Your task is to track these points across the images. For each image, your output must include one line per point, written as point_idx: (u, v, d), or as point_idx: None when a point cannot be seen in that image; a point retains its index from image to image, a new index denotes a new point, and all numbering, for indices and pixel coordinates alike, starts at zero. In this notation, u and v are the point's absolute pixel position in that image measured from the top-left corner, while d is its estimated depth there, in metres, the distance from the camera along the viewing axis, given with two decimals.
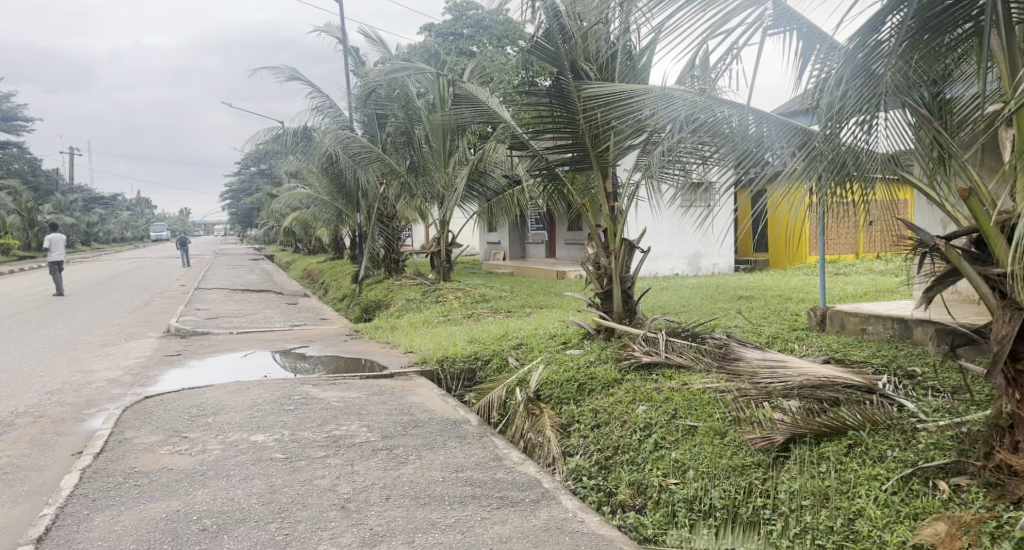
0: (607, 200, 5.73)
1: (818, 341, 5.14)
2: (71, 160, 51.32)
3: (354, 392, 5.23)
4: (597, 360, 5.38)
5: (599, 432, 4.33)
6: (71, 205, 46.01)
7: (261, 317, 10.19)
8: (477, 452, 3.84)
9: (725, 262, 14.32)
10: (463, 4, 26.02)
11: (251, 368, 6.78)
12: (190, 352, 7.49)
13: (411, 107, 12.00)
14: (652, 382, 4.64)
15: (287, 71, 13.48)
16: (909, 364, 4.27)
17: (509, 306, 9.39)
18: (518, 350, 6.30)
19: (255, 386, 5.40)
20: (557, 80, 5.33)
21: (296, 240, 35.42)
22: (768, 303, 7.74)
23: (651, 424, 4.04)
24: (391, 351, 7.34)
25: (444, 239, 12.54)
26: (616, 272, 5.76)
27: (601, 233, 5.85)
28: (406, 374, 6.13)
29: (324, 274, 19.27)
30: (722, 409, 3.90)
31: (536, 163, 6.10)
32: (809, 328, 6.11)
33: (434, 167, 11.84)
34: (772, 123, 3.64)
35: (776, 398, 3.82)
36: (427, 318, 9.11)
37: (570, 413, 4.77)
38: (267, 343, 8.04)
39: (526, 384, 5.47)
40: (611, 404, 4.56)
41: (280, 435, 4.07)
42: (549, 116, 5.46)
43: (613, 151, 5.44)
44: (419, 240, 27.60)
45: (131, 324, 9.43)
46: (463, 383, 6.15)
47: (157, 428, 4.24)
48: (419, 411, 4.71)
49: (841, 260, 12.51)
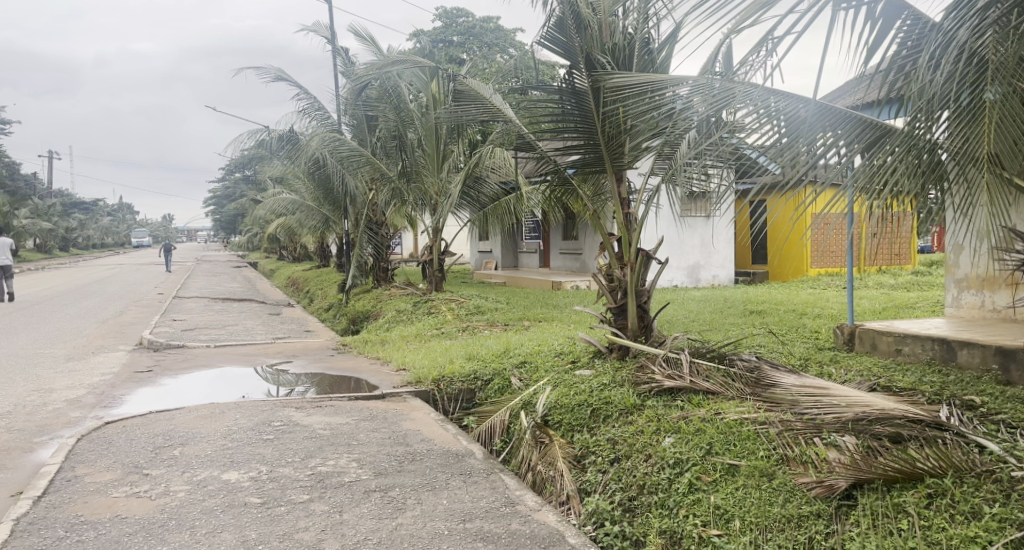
0: (621, 206, 5.26)
1: (856, 363, 4.71)
2: (48, 165, 50.13)
3: (341, 417, 4.68)
4: (610, 382, 4.89)
5: (622, 466, 3.85)
6: (49, 210, 44.65)
7: (241, 329, 9.56)
8: (485, 495, 3.33)
9: (725, 273, 13.96)
10: (453, 12, 25.76)
11: (229, 386, 6.19)
12: (162, 368, 6.87)
13: (404, 109, 11.54)
14: (678, 410, 4.15)
15: (272, 72, 12.93)
16: (966, 393, 3.85)
17: (506, 318, 8.89)
18: (522, 369, 5.78)
19: (230, 410, 4.82)
20: (569, 75, 4.85)
21: (280, 248, 34.64)
22: (783, 319, 7.31)
23: (684, 461, 3.55)
24: (382, 369, 6.77)
25: (436, 247, 11.98)
26: (631, 285, 5.27)
27: (613, 242, 5.38)
28: (399, 395, 5.58)
29: (308, 283, 18.63)
30: (765, 445, 3.43)
31: (544, 166, 5.66)
32: (837, 347, 5.74)
33: (426, 172, 11.39)
34: (830, 118, 3.26)
35: (828, 434, 3.36)
36: (419, 331, 8.56)
37: (585, 443, 4.28)
38: (248, 358, 7.45)
39: (532, 408, 4.97)
40: (633, 434, 4.07)
41: (257, 472, 3.51)
42: (559, 116, 4.96)
43: (631, 152, 5.03)
44: (406, 248, 27.02)
45: (101, 336, 8.77)
46: (462, 405, 5.63)
47: (114, 462, 3.65)
48: (416, 440, 4.18)
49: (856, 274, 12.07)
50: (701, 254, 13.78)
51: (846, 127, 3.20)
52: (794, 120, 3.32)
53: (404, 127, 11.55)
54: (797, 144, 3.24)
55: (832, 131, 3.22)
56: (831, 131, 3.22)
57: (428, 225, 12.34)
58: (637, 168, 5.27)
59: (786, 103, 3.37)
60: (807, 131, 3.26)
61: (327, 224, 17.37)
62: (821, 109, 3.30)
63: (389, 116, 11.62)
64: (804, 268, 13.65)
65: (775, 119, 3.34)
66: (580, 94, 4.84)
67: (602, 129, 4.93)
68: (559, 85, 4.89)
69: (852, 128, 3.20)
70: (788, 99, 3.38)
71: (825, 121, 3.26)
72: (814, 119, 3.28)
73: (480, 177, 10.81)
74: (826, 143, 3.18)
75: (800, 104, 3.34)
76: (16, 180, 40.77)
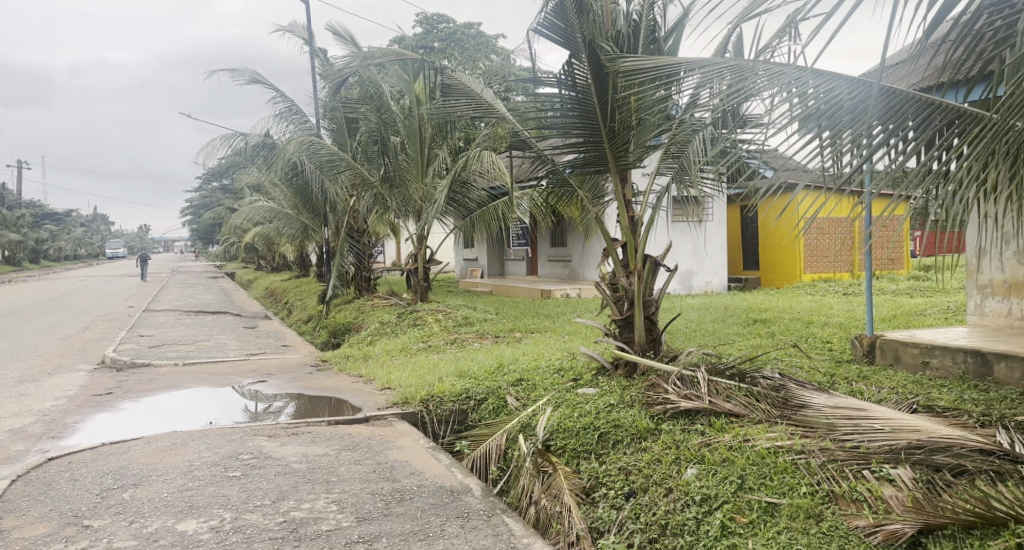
0: (625, 209, 4.83)
1: (887, 381, 4.34)
2: (18, 174, 48.59)
3: (320, 447, 4.15)
4: (618, 403, 4.45)
5: (639, 501, 3.40)
6: (16, 221, 43.17)
7: (213, 345, 8.91)
8: (489, 545, 2.84)
9: (718, 280, 13.65)
10: (433, 18, 25.52)
11: (197, 409, 5.57)
12: (123, 389, 6.20)
13: (386, 111, 11.03)
14: (699, 435, 3.72)
15: (247, 74, 12.35)
16: (1017, 413, 3.48)
17: (496, 330, 8.41)
18: (519, 388, 5.30)
19: (195, 440, 4.19)
20: (568, 66, 4.41)
21: (259, 258, 33.78)
22: (790, 329, 6.96)
23: (714, 498, 3.10)
24: (365, 388, 6.22)
25: (421, 256, 11.46)
26: (639, 295, 4.84)
27: (618, 248, 4.91)
28: (384, 419, 5.05)
29: (288, 293, 17.97)
30: (806, 479, 3.02)
31: (539, 165, 5.21)
32: (856, 359, 5.40)
33: (410, 178, 10.95)
34: (882, 103, 2.84)
35: (879, 466, 2.97)
36: (404, 345, 8.03)
37: (595, 473, 3.83)
38: (220, 377, 6.83)
39: (531, 430, 4.51)
40: (648, 464, 3.63)
41: (219, 519, 2.95)
42: (559, 111, 4.54)
43: (636, 151, 4.66)
44: (389, 257, 26.45)
45: (59, 354, 8.03)
46: (453, 428, 5.16)
47: (50, 511, 2.98)
48: (404, 474, 3.68)
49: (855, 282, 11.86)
50: (693, 261, 13.47)
51: (896, 115, 2.81)
52: (834, 109, 2.92)
53: (387, 130, 11.06)
54: (841, 137, 2.82)
55: (879, 119, 2.81)
56: (881, 120, 2.81)
57: (412, 232, 11.81)
58: (643, 167, 4.87)
59: (826, 87, 2.95)
60: (851, 121, 2.86)
61: (306, 232, 16.74)
62: (865, 93, 2.90)
63: (370, 118, 11.10)
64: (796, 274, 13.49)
65: (813, 107, 2.90)
66: (581, 87, 4.43)
67: (604, 125, 4.53)
68: (557, 75, 4.48)
69: (909, 112, 2.80)
70: (829, 81, 2.96)
71: (873, 107, 2.85)
72: (859, 107, 2.87)
73: (467, 182, 10.43)
74: (876, 135, 2.78)
75: (840, 88, 2.93)
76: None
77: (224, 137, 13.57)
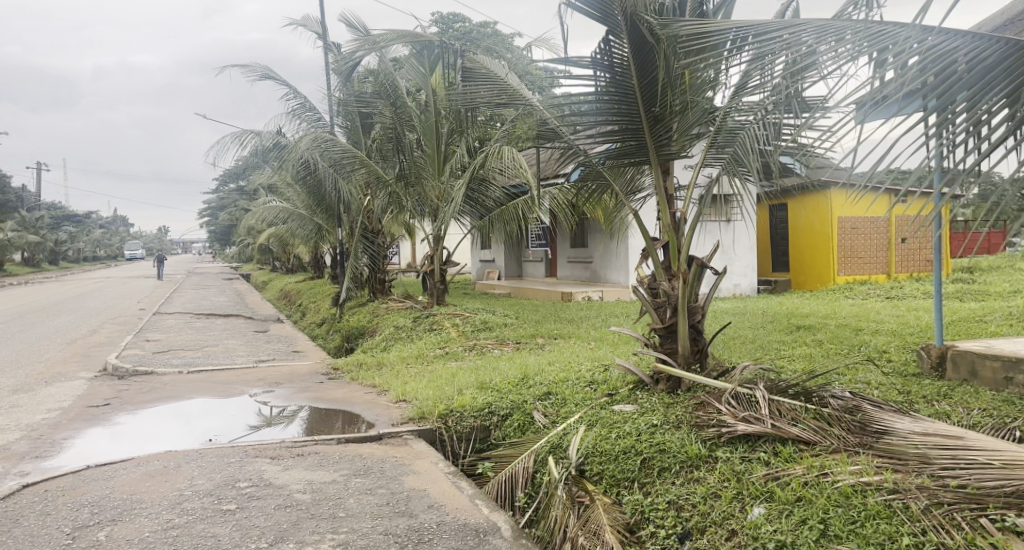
0: (667, 205, 4.31)
1: (973, 401, 3.81)
2: (36, 177, 48.99)
3: (327, 472, 3.71)
4: (662, 423, 3.95)
5: (696, 544, 2.89)
6: (38, 221, 43.60)
7: (221, 351, 8.51)
8: None
9: (747, 282, 13.10)
10: (448, 17, 25.52)
11: (198, 423, 5.12)
12: (122, 399, 5.79)
13: (402, 107, 10.49)
14: (763, 467, 3.21)
15: (259, 69, 11.99)
16: None
17: (517, 336, 7.94)
18: (547, 403, 4.80)
19: (189, 463, 3.74)
20: (606, 44, 3.91)
21: (274, 259, 33.67)
22: (837, 336, 6.43)
23: (791, 546, 2.58)
24: (378, 400, 5.76)
25: (438, 258, 10.98)
26: (684, 302, 4.31)
27: (658, 249, 4.38)
28: (399, 437, 4.58)
29: (302, 295, 17.64)
30: (905, 528, 2.48)
31: (569, 157, 4.71)
32: (923, 373, 4.89)
33: (427, 175, 10.51)
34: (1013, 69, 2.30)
35: (1000, 513, 2.42)
36: (420, 352, 7.58)
37: (640, 506, 3.33)
38: (226, 387, 6.41)
39: (563, 451, 4.02)
40: (703, 499, 3.12)
41: None
42: (594, 95, 4.07)
43: (679, 141, 4.17)
44: (404, 256, 26.18)
45: (61, 360, 7.66)
46: (475, 447, 4.69)
47: None
48: (422, 508, 3.21)
49: (896, 285, 11.24)
50: (722, 262, 12.93)
51: None
52: (947, 81, 2.40)
53: (401, 126, 10.56)
54: (953, 119, 2.33)
55: (1010, 94, 2.29)
56: (1011, 97, 2.28)
57: (429, 233, 11.38)
58: (688, 158, 4.37)
59: (940, 50, 2.41)
60: (969, 96, 2.35)
61: (320, 233, 16.36)
62: (991, 57, 2.35)
63: (386, 113, 10.60)
64: (830, 276, 12.89)
65: (922, 76, 2.39)
66: (620, 67, 3.95)
67: (647, 112, 4.06)
68: (592, 55, 3.99)
69: None
70: (944, 42, 2.42)
71: (1000, 78, 2.32)
72: (982, 75, 2.34)
73: (485, 179, 9.96)
74: (1003, 118, 2.27)
75: (958, 52, 2.39)
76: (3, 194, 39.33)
77: (234, 134, 13.15)
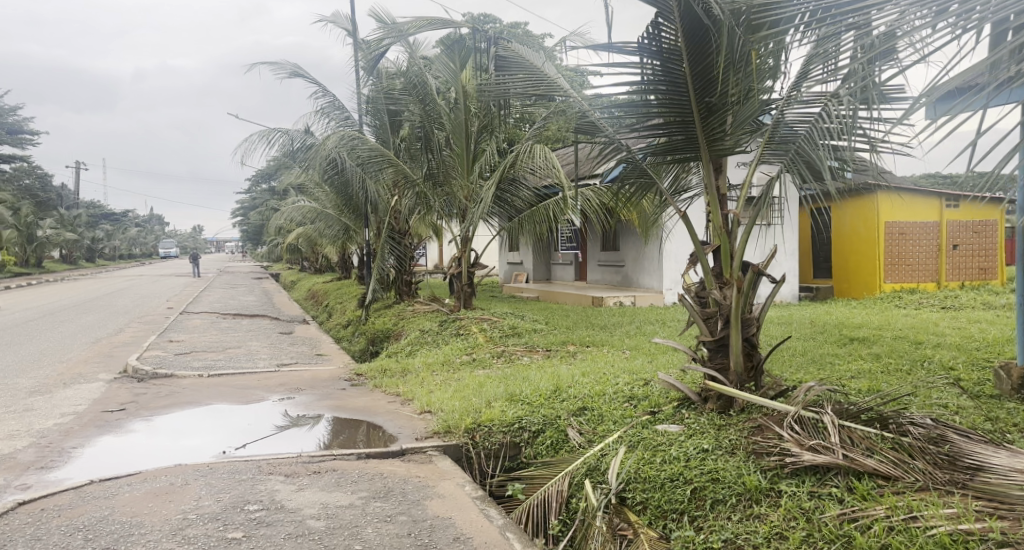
0: (720, 204, 3.91)
1: None
2: (77, 177, 50.32)
3: (343, 494, 3.41)
4: (714, 447, 3.55)
5: None
6: (78, 220, 44.70)
7: (243, 353, 8.32)
8: None
9: (788, 288, 12.54)
10: (481, 17, 25.29)
11: (215, 431, 4.88)
12: (139, 404, 5.60)
13: (431, 104, 10.23)
14: (837, 505, 2.79)
15: (288, 67, 11.88)
16: None
17: (547, 342, 7.58)
18: (582, 419, 4.43)
19: (198, 480, 3.48)
20: (656, 27, 3.54)
21: (303, 259, 33.86)
22: (896, 350, 5.91)
23: None
24: (402, 410, 5.46)
25: (465, 259, 10.67)
26: (737, 313, 3.89)
27: (708, 254, 3.97)
28: (423, 453, 4.28)
29: (330, 295, 17.56)
30: None
31: (610, 152, 4.33)
32: (1003, 396, 4.37)
33: (455, 175, 10.26)
34: None
35: None
36: (446, 358, 7.27)
37: (691, 543, 2.93)
38: (246, 392, 6.19)
39: (601, 474, 3.64)
40: (767, 540, 2.72)
41: None
42: (639, 83, 3.69)
43: (734, 134, 3.76)
44: (432, 257, 25.97)
45: (84, 361, 7.55)
46: (503, 465, 4.35)
47: None
48: (445, 540, 2.88)
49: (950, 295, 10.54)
50: None
51: None
52: None
53: (430, 124, 10.30)
54: None
55: None
56: None
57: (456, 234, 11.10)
58: (743, 154, 3.96)
59: None
60: None
61: (347, 234, 16.23)
62: None
63: (414, 111, 10.36)
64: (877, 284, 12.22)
65: None
66: (669, 52, 3.57)
67: (699, 101, 3.66)
68: (638, 40, 3.62)
69: None
70: None
71: None
72: None
73: (516, 179, 9.62)
74: None
75: None
76: (46, 192, 40.49)
77: (262, 133, 13.08)
